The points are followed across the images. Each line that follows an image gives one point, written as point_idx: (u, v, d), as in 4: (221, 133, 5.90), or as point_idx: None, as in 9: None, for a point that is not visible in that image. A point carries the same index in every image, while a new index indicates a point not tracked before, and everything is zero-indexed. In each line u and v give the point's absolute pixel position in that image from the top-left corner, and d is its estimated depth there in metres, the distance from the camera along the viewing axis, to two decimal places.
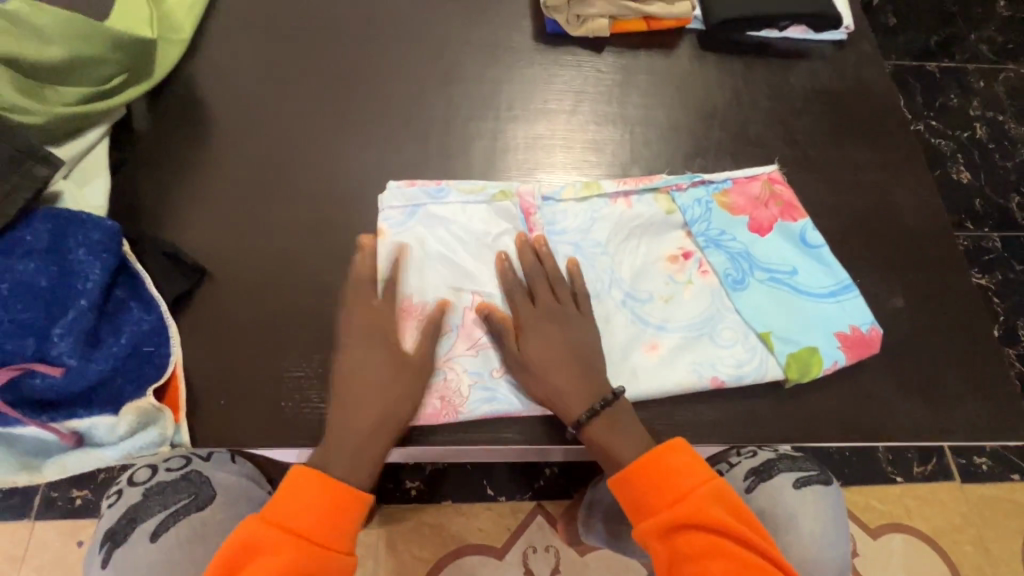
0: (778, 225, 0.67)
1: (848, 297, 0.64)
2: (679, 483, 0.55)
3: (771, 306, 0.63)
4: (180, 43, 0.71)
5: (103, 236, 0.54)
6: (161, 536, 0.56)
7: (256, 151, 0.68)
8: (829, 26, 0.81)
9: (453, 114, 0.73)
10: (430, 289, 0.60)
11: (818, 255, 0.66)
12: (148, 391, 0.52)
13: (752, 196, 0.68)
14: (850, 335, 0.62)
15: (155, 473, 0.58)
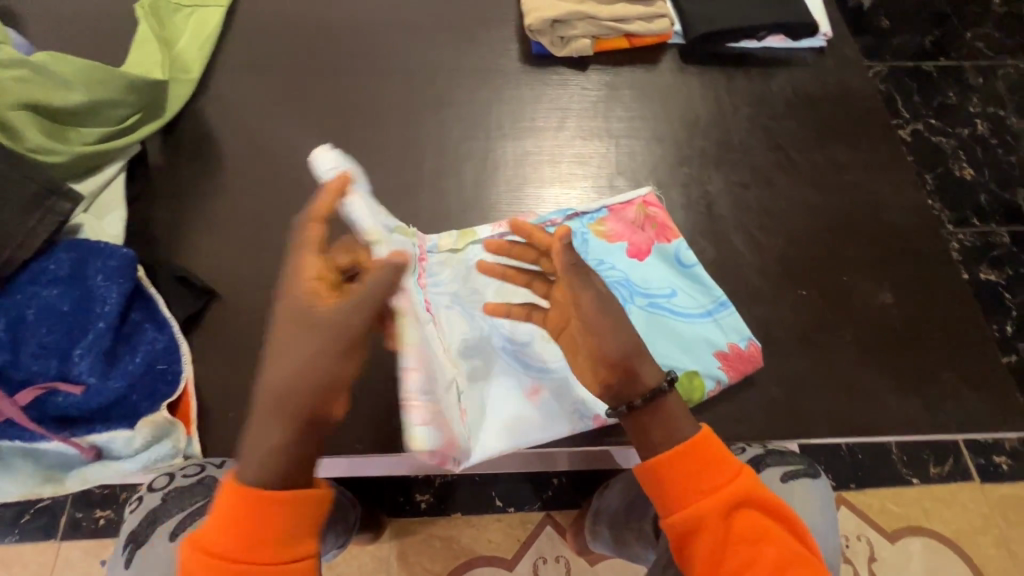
0: (655, 248, 0.69)
1: (731, 317, 0.65)
2: (717, 470, 0.53)
3: (655, 334, 0.64)
4: (189, 82, 0.77)
5: (121, 262, 0.58)
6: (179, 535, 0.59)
7: (261, 179, 0.73)
8: (807, 34, 0.84)
9: (444, 135, 0.77)
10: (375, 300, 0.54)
11: (694, 275, 0.67)
12: (162, 406, 0.56)
13: (628, 221, 0.70)
14: (730, 354, 0.63)
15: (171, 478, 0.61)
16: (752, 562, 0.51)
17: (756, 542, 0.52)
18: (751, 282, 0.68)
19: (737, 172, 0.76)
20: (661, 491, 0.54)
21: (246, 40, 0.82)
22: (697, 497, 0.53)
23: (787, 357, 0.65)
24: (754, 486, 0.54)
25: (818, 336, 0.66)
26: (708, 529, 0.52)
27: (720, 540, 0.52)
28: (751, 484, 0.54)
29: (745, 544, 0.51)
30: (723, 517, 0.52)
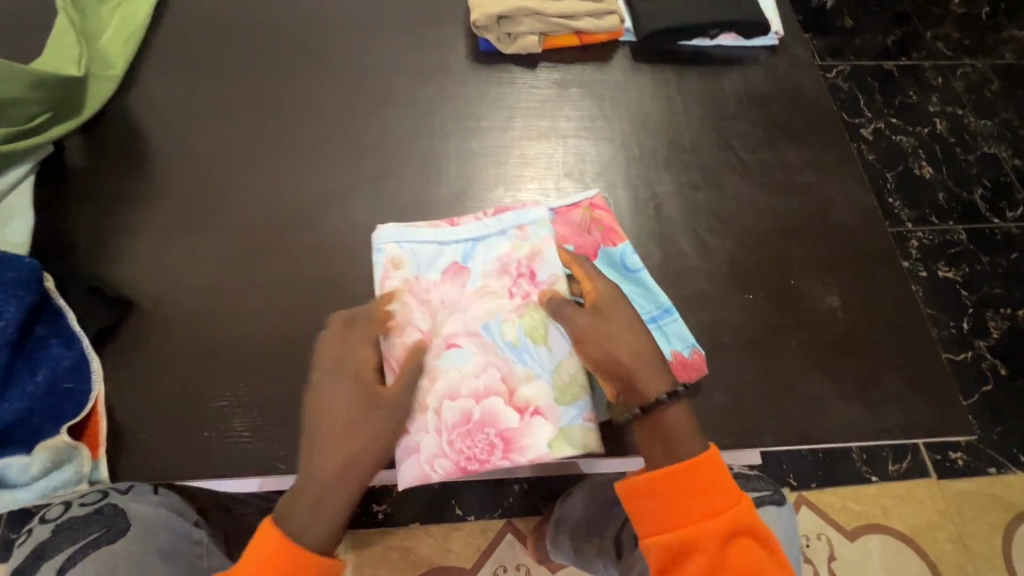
0: (600, 251, 0.66)
1: (675, 322, 0.63)
2: (716, 495, 0.54)
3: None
4: (112, 78, 0.72)
5: (20, 274, 0.54)
6: (67, 573, 0.50)
7: (187, 182, 0.69)
8: (759, 32, 0.83)
9: (386, 135, 0.74)
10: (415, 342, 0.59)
11: (639, 280, 0.65)
12: (64, 428, 0.52)
13: (574, 225, 0.67)
14: (676, 361, 0.62)
15: (67, 508, 0.52)
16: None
17: (746, 571, 0.52)
18: (698, 287, 0.67)
19: (687, 174, 0.74)
20: (659, 510, 0.55)
21: (177, 34, 0.78)
22: (693, 519, 0.54)
23: (732, 363, 0.63)
24: (752, 516, 0.54)
25: (764, 341, 0.65)
26: (700, 551, 0.53)
27: (711, 564, 0.52)
28: (747, 513, 0.54)
29: (736, 572, 0.52)
30: (718, 541, 0.53)
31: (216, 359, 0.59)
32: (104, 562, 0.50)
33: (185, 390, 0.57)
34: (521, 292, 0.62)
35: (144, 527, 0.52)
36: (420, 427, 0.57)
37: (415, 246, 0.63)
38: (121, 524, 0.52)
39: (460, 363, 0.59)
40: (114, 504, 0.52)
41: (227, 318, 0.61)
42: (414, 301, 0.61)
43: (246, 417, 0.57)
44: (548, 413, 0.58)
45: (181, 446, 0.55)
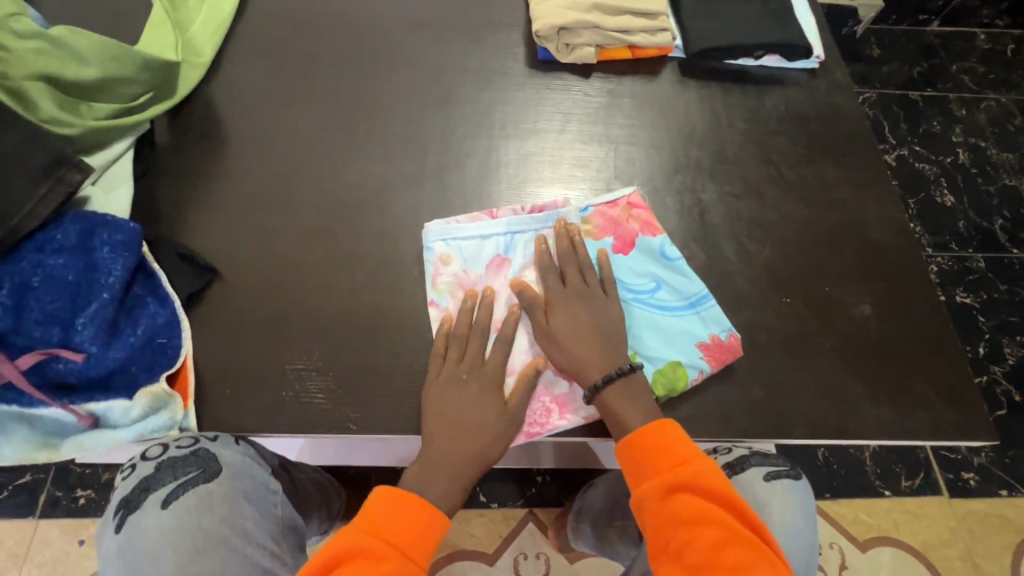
0: (641, 242, 0.71)
1: (712, 306, 0.68)
2: (679, 453, 0.59)
3: (643, 326, 0.68)
4: (201, 66, 0.78)
5: (128, 236, 0.59)
6: (171, 504, 0.57)
7: (266, 165, 0.74)
8: (802, 55, 0.87)
9: (450, 131, 0.79)
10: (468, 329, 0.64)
11: (678, 267, 0.70)
12: (161, 378, 0.56)
13: (613, 218, 0.72)
14: (712, 344, 0.66)
15: (165, 449, 0.59)
16: (689, 540, 0.56)
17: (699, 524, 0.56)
18: (738, 288, 0.71)
19: (729, 183, 0.79)
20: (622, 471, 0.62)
21: (258, 28, 0.84)
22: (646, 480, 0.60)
23: (769, 361, 0.67)
24: (707, 474, 0.59)
25: (799, 342, 0.69)
26: (656, 500, 0.59)
27: (664, 517, 0.58)
28: (701, 473, 0.58)
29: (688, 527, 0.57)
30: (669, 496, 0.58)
31: (292, 327, 0.64)
32: (202, 496, 0.58)
33: (264, 353, 0.62)
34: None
35: (232, 471, 0.59)
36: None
37: (461, 242, 0.68)
38: (213, 467, 0.59)
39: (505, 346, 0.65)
40: (206, 448, 0.59)
41: (303, 291, 0.66)
42: (464, 292, 0.67)
43: (320, 381, 0.62)
44: None
45: (262, 403, 0.60)
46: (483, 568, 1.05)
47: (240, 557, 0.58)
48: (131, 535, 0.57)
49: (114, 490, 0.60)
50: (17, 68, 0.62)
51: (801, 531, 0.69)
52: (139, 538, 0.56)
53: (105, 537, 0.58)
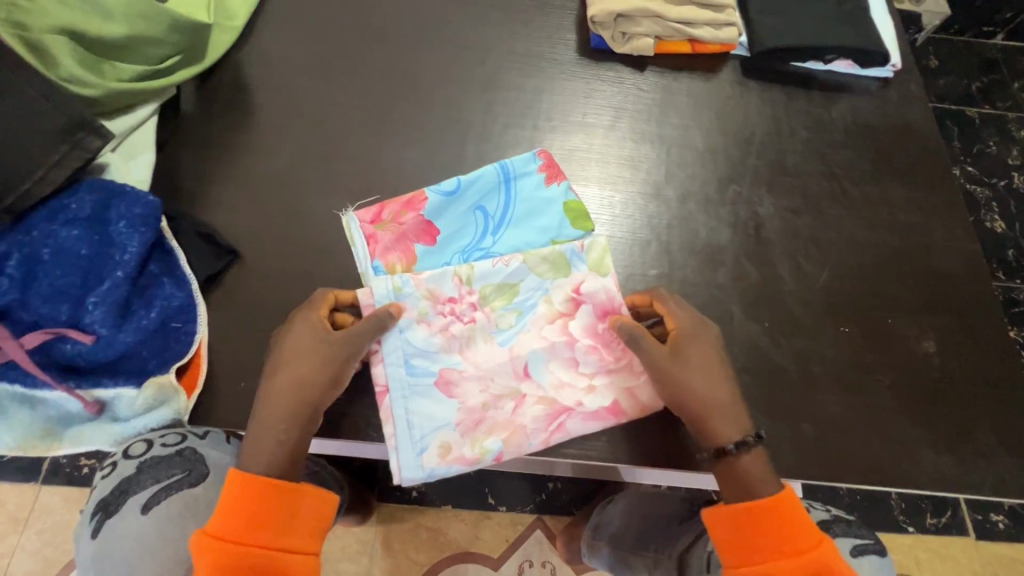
0: (428, 211, 0.64)
1: (510, 162, 0.66)
2: (796, 535, 0.52)
3: (525, 232, 0.65)
4: (231, 30, 0.73)
5: (146, 209, 0.54)
6: (152, 509, 0.54)
7: (294, 141, 0.69)
8: (876, 62, 0.80)
9: (492, 119, 0.74)
10: (502, 402, 0.58)
11: (463, 186, 0.65)
12: (171, 368, 0.53)
13: (395, 237, 0.63)
14: (545, 160, 0.67)
15: (149, 447, 0.55)
16: None
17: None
18: (791, 312, 0.66)
19: (789, 196, 0.73)
20: (727, 543, 0.55)
21: None
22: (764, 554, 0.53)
23: (824, 394, 0.62)
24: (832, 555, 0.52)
25: (854, 376, 0.63)
26: None
27: None
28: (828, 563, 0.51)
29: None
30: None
31: None
32: (188, 502, 0.55)
33: None
34: (462, 294, 0.60)
35: (219, 475, 0.56)
36: (597, 391, 0.59)
37: (416, 359, 0.58)
38: (200, 470, 0.56)
39: (540, 358, 0.60)
40: (194, 449, 0.56)
41: (325, 280, 0.62)
42: (453, 394, 0.58)
43: None
44: (579, 280, 0.62)
45: None
46: (487, 572, 1.02)
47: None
48: (108, 540, 0.53)
49: (94, 488, 0.56)
50: (37, 19, 0.56)
51: None
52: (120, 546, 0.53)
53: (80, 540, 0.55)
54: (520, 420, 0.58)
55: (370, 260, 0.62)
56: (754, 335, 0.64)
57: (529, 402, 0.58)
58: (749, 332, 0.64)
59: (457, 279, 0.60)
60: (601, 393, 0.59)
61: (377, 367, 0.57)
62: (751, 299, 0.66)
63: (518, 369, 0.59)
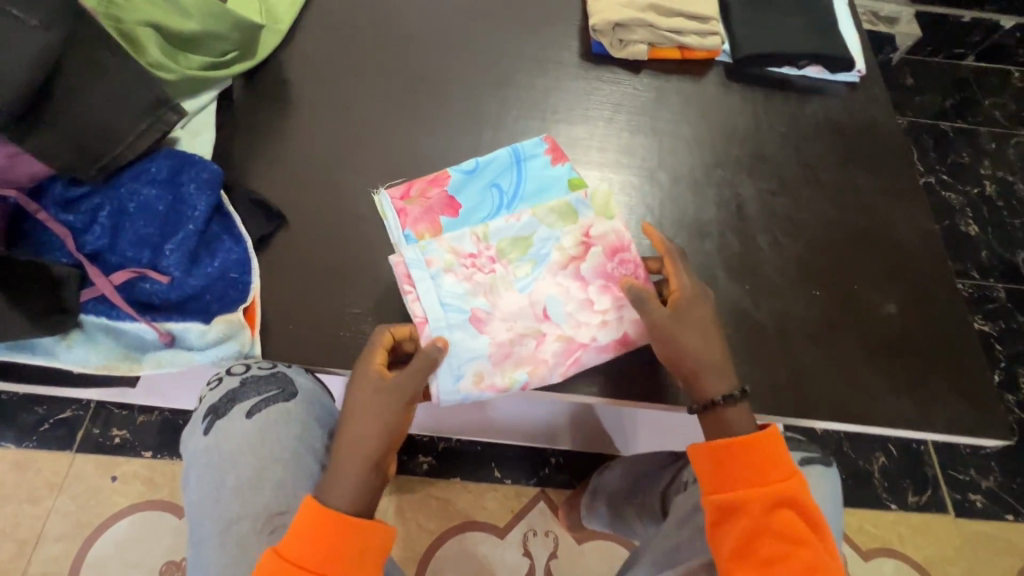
0: (451, 189, 0.71)
1: (520, 146, 0.74)
2: (772, 469, 0.60)
3: (536, 203, 0.71)
4: (279, 32, 0.83)
5: (212, 176, 0.63)
6: (255, 415, 0.65)
7: (332, 128, 0.79)
8: (844, 68, 0.91)
9: (506, 111, 0.84)
10: (526, 338, 0.65)
11: (481, 168, 0.73)
12: (239, 310, 0.62)
13: (423, 210, 0.70)
14: (550, 145, 0.74)
15: (249, 367, 0.65)
16: (783, 556, 0.57)
17: (794, 542, 0.57)
18: (769, 278, 0.75)
19: (767, 180, 0.82)
20: (706, 478, 0.63)
21: (331, 4, 0.89)
22: (745, 484, 0.60)
23: (797, 348, 0.71)
24: (805, 493, 0.60)
25: (825, 332, 0.72)
26: (747, 514, 0.59)
27: (758, 528, 0.58)
28: (797, 495, 0.59)
29: (783, 541, 0.57)
30: (776, 508, 0.59)
31: (351, 275, 0.69)
32: (282, 414, 0.65)
33: (326, 296, 0.67)
34: (483, 249, 0.67)
35: (308, 395, 0.66)
36: (609, 325, 0.66)
37: (447, 303, 0.64)
38: (292, 388, 0.66)
39: (556, 298, 0.66)
40: (286, 371, 0.66)
41: (361, 243, 0.71)
42: (482, 331, 0.64)
43: (374, 324, 0.67)
44: (588, 227, 0.68)
45: (321, 341, 0.65)
46: (493, 541, 1.08)
47: (306, 475, 0.65)
48: (218, 437, 0.65)
49: (203, 398, 0.67)
50: (130, 15, 0.65)
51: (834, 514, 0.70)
52: (227, 442, 0.64)
53: (194, 437, 0.67)
54: (543, 354, 0.65)
55: (403, 231, 0.69)
56: (736, 296, 0.73)
57: (549, 339, 0.65)
58: (731, 294, 0.73)
59: (476, 237, 0.67)
60: (612, 327, 0.66)
61: (415, 305, 0.63)
62: (735, 265, 0.75)
63: (538, 311, 0.66)
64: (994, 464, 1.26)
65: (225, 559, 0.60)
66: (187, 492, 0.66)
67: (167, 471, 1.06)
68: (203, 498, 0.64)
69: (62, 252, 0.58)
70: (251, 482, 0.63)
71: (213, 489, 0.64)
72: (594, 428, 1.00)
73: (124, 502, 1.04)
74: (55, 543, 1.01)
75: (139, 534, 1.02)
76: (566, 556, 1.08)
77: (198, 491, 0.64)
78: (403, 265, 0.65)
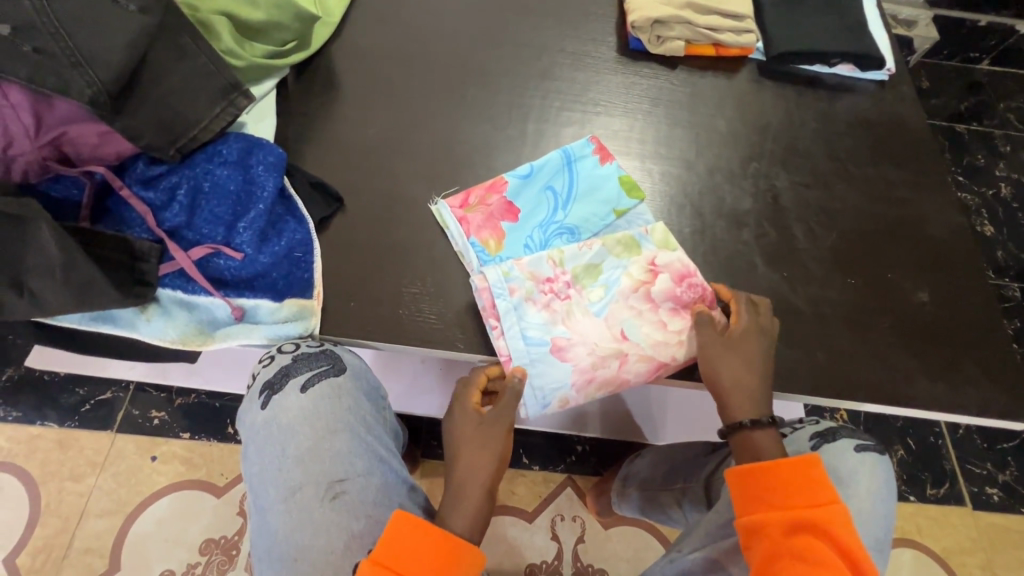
0: (509, 194, 0.74)
1: (570, 147, 0.76)
2: (808, 493, 0.58)
3: (590, 205, 0.74)
4: (330, 25, 0.86)
5: (277, 159, 0.66)
6: (308, 390, 0.65)
7: (381, 116, 0.81)
8: (874, 67, 0.93)
9: (549, 102, 0.87)
10: (609, 361, 0.67)
11: (536, 174, 0.75)
12: (313, 296, 0.66)
13: (485, 217, 0.72)
14: (596, 145, 0.77)
15: (298, 346, 0.66)
16: None
17: (817, 567, 0.53)
18: (805, 266, 0.78)
19: (802, 173, 0.85)
20: (738, 495, 0.61)
21: None
22: (768, 506, 0.59)
23: (833, 331, 0.74)
24: (840, 524, 0.56)
25: (859, 318, 0.75)
26: (769, 534, 0.57)
27: (780, 549, 0.56)
28: (831, 521, 0.56)
29: (803, 562, 0.54)
30: (805, 532, 0.56)
31: (406, 256, 0.71)
32: (333, 387, 0.66)
33: (385, 274, 0.70)
34: (558, 274, 0.69)
35: (354, 370, 0.68)
36: (684, 345, 0.68)
37: (530, 336, 0.66)
38: (341, 363, 0.67)
39: (631, 326, 0.68)
40: (334, 348, 0.68)
41: (416, 226, 0.73)
42: (567, 358, 0.66)
43: (430, 304, 0.70)
44: (655, 258, 0.70)
45: (381, 317, 0.68)
46: (522, 525, 1.10)
47: (362, 445, 0.66)
48: (276, 412, 0.65)
49: (256, 374, 0.67)
50: (206, 4, 0.70)
51: (884, 501, 0.68)
52: (283, 417, 0.64)
53: (250, 412, 0.66)
54: (626, 373, 0.67)
55: (466, 238, 0.71)
56: (774, 282, 0.76)
57: (631, 359, 0.67)
58: (770, 280, 0.77)
59: (552, 261, 0.69)
60: (689, 345, 0.68)
61: (500, 339, 0.66)
62: (772, 253, 0.78)
63: (616, 333, 0.68)
64: (1009, 459, 1.28)
65: (292, 524, 0.61)
66: (246, 465, 0.66)
67: (205, 452, 1.09)
68: (264, 470, 0.64)
69: (142, 229, 0.61)
70: (310, 455, 0.63)
71: (272, 460, 0.64)
72: (624, 416, 1.03)
73: (163, 481, 1.06)
74: (98, 519, 1.03)
75: (179, 512, 1.05)
76: (593, 541, 1.10)
77: (257, 463, 0.64)
78: (487, 292, 0.67)
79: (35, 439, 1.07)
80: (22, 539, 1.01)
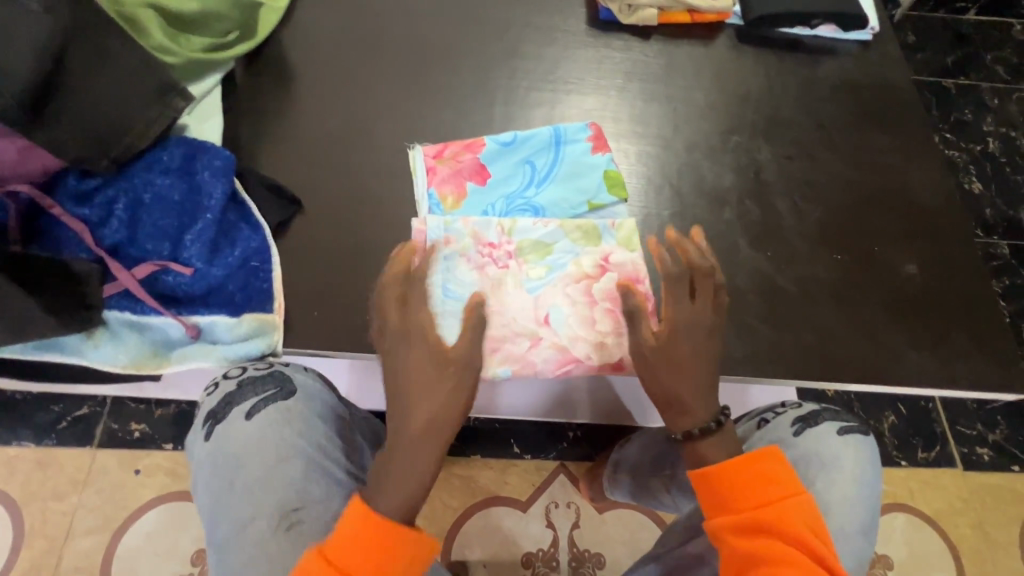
0: (483, 160, 0.73)
1: (563, 128, 0.74)
2: (773, 486, 0.56)
3: (565, 191, 0.72)
4: (277, 10, 0.79)
5: (224, 163, 0.62)
6: (254, 416, 0.64)
7: (337, 107, 0.76)
8: (857, 26, 0.88)
9: (516, 82, 0.82)
10: (519, 344, 0.67)
11: (514, 142, 0.73)
12: (274, 310, 0.62)
13: (451, 173, 0.71)
14: (595, 132, 0.75)
15: (244, 371, 0.66)
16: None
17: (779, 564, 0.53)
18: (790, 243, 0.75)
19: (785, 145, 0.81)
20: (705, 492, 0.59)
21: None
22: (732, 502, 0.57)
23: (819, 310, 0.72)
24: (799, 517, 0.55)
25: (845, 295, 0.73)
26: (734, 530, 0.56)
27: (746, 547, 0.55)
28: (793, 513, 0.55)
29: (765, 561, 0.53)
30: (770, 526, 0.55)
31: (371, 258, 0.68)
32: (282, 412, 0.65)
33: (349, 279, 0.66)
34: (502, 242, 0.69)
35: (306, 390, 0.68)
36: (607, 347, 0.67)
37: (451, 289, 0.67)
38: (291, 386, 0.67)
39: (559, 317, 0.67)
40: (283, 371, 0.67)
41: (381, 225, 0.69)
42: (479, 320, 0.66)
43: None
44: (609, 254, 0.69)
45: (347, 326, 0.65)
46: (517, 514, 1.10)
47: (318, 470, 0.64)
48: (222, 441, 0.64)
49: (204, 405, 0.67)
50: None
51: (868, 483, 0.68)
52: (232, 444, 0.63)
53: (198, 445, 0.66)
54: (532, 357, 0.66)
55: (427, 187, 0.71)
56: (758, 263, 0.74)
57: (543, 344, 0.67)
58: (753, 260, 0.74)
59: (501, 228, 0.69)
60: (612, 349, 0.67)
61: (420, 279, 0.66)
62: (755, 232, 0.75)
63: (539, 316, 0.67)
64: (999, 418, 1.28)
65: (244, 557, 0.58)
66: (200, 499, 0.64)
67: None
68: (216, 502, 0.62)
69: (80, 248, 0.58)
70: (262, 482, 0.62)
71: (223, 490, 0.62)
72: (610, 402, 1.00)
73: (149, 494, 1.05)
74: (86, 536, 1.02)
75: (168, 524, 1.03)
76: (589, 526, 1.10)
77: (209, 494, 0.63)
78: (424, 234, 0.67)
79: (13, 460, 1.04)
80: (9, 562, 1.00)
